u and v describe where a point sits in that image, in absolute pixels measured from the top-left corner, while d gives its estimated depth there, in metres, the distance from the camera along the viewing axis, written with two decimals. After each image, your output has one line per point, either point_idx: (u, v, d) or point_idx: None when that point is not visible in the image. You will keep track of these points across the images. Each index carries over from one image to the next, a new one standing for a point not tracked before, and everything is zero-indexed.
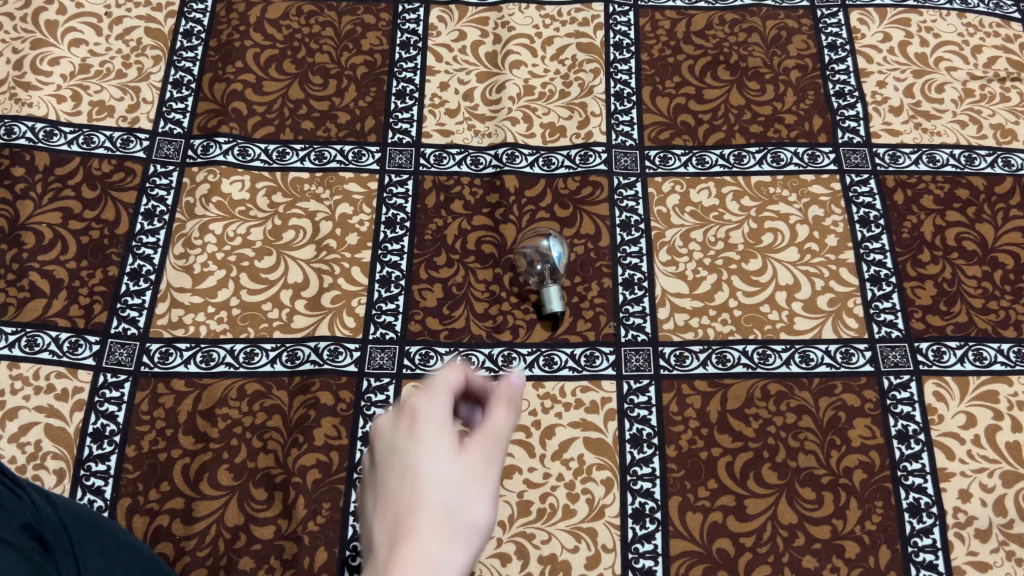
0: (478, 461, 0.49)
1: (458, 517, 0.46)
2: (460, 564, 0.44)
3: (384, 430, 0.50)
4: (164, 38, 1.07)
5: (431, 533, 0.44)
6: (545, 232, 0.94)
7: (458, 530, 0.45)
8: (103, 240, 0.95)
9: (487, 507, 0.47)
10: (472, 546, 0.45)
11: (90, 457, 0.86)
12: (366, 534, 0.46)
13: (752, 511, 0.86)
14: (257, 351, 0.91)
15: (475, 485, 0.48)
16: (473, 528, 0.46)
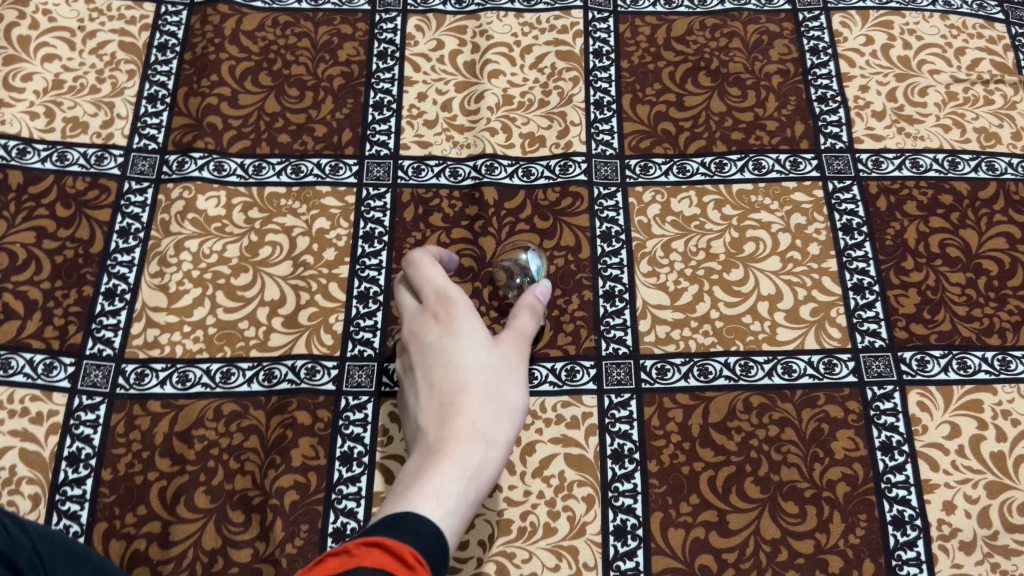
0: (502, 356, 0.79)
1: (494, 403, 0.76)
2: (503, 429, 0.75)
3: (427, 326, 0.80)
4: (138, 52, 1.06)
5: (479, 413, 0.74)
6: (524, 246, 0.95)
7: (498, 403, 0.76)
8: (77, 259, 0.94)
9: (516, 385, 0.78)
10: (513, 412, 0.77)
11: (66, 482, 0.85)
12: (426, 409, 0.76)
13: (735, 526, 0.86)
14: (234, 370, 0.90)
15: (499, 385, 0.77)
16: (510, 403, 0.77)
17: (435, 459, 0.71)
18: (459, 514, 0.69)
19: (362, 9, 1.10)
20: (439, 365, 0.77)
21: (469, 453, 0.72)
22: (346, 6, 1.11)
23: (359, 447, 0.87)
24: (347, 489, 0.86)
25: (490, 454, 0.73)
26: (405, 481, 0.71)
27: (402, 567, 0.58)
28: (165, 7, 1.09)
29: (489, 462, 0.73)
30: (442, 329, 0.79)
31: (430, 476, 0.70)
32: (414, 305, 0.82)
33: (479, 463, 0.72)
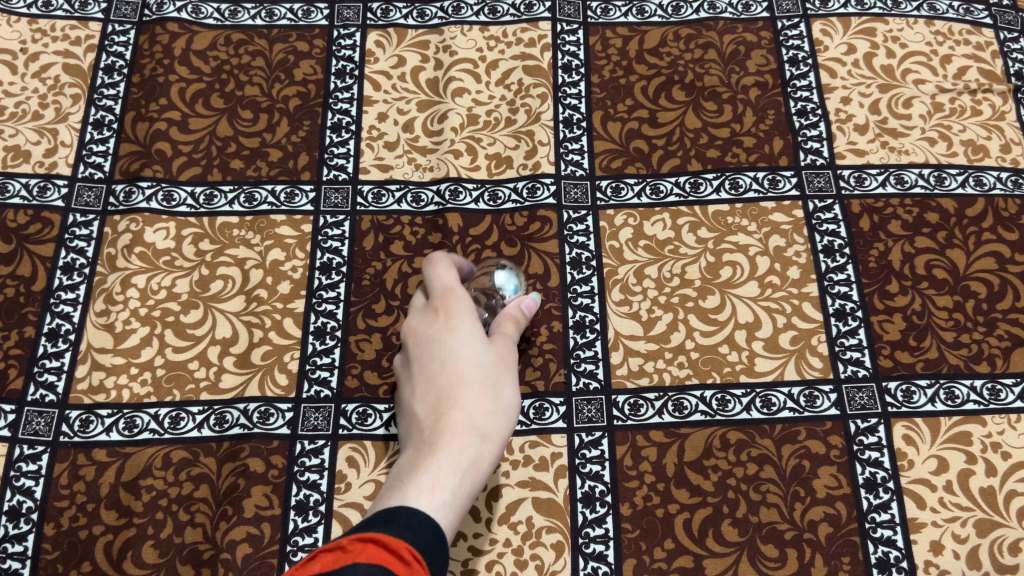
0: (500, 353, 0.78)
1: (490, 394, 0.75)
2: (500, 423, 0.75)
3: (428, 324, 0.79)
4: (83, 74, 1.01)
5: (477, 405, 0.74)
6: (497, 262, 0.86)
7: (496, 394, 0.76)
8: (19, 298, 0.90)
9: (511, 376, 0.77)
10: (510, 404, 0.76)
11: (7, 538, 0.81)
12: (422, 403, 0.76)
13: (711, 572, 0.81)
14: (183, 415, 0.85)
15: (496, 377, 0.76)
16: (507, 394, 0.76)
17: (430, 455, 0.71)
18: (455, 504, 0.69)
19: (320, 24, 1.05)
20: (436, 358, 0.77)
21: (467, 443, 0.72)
22: (302, 22, 1.06)
23: (315, 495, 0.83)
24: (303, 541, 0.81)
25: (487, 446, 0.73)
26: (399, 476, 0.71)
27: (399, 564, 0.58)
28: (112, 26, 1.04)
29: (487, 455, 0.73)
30: (442, 326, 0.78)
31: (424, 471, 0.70)
32: (422, 303, 0.82)
33: (478, 455, 0.72)
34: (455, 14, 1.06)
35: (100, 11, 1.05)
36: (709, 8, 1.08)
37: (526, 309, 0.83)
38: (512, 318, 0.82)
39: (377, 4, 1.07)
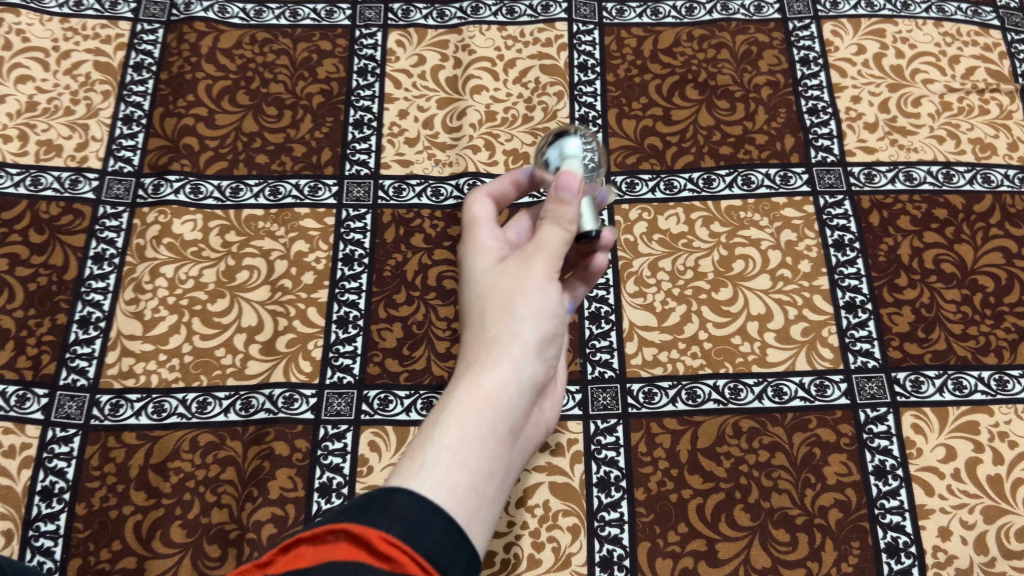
0: (508, 273, 0.63)
1: (509, 324, 0.61)
2: (508, 382, 0.59)
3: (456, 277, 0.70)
4: (113, 71, 1.04)
5: (493, 334, 0.61)
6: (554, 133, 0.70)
7: (517, 325, 0.61)
8: (51, 287, 0.93)
9: (535, 305, 0.61)
10: (526, 346, 0.60)
11: (39, 517, 0.83)
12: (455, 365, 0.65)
13: (724, 556, 0.83)
14: (210, 400, 0.88)
15: (517, 297, 0.62)
16: (528, 331, 0.61)
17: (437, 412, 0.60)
18: (447, 484, 0.53)
19: (342, 24, 1.08)
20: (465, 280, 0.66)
21: (466, 402, 0.57)
22: (325, 22, 1.08)
23: (338, 478, 0.85)
24: None
25: (489, 412, 0.57)
26: None
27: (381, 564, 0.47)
28: (141, 26, 1.07)
29: (487, 425, 0.57)
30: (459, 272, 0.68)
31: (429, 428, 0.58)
32: None
33: (475, 422, 0.56)
34: (474, 14, 1.09)
35: (130, 11, 1.08)
36: (721, 10, 1.10)
37: (557, 202, 0.62)
38: (551, 219, 0.62)
39: (398, 5, 1.10)
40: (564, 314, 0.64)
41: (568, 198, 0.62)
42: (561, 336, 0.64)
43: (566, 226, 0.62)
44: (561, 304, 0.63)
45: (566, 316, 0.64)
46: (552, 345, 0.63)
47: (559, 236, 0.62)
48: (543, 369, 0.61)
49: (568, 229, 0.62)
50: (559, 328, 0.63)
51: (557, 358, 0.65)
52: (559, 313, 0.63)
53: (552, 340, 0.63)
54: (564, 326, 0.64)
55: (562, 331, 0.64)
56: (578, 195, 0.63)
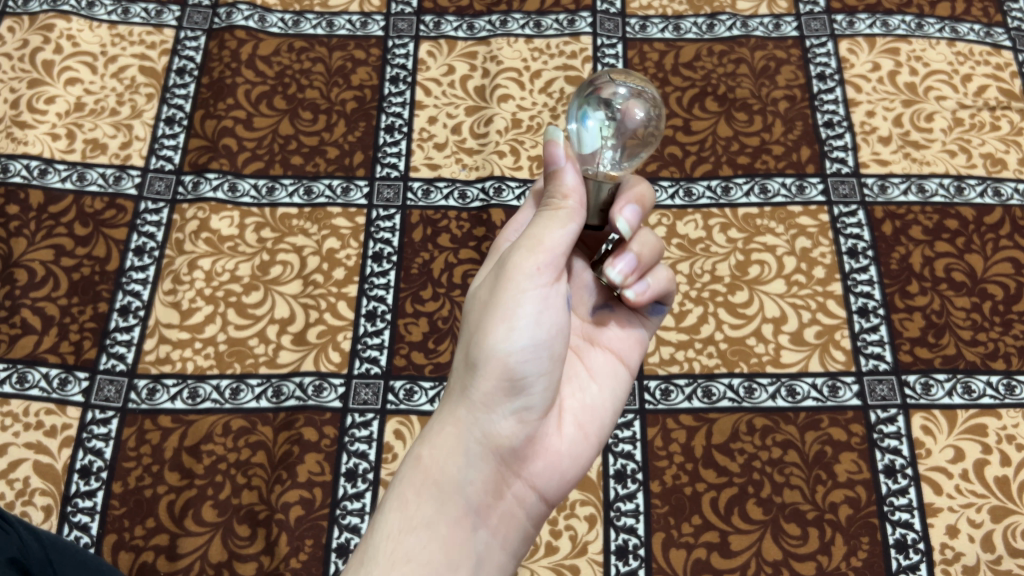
0: (478, 315, 0.62)
1: (455, 395, 0.62)
2: (447, 459, 0.60)
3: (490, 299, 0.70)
4: (157, 75, 1.09)
5: (441, 410, 0.63)
6: (602, 82, 0.54)
7: (460, 395, 0.62)
8: (93, 277, 0.97)
9: (476, 359, 0.61)
10: (468, 412, 0.61)
11: (78, 494, 0.87)
12: None
13: (737, 547, 0.86)
14: (243, 388, 0.92)
15: (465, 361, 0.62)
16: (471, 393, 0.61)
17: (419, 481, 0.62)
18: None
19: (376, 35, 1.13)
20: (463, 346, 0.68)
21: (404, 485, 0.59)
22: (360, 32, 1.13)
23: (364, 463, 0.88)
24: (351, 505, 0.87)
25: (427, 492, 0.58)
26: None
27: None
28: (184, 33, 1.12)
29: (426, 507, 0.58)
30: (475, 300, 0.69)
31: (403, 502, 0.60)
32: None
33: (413, 507, 0.58)
34: (502, 27, 1.14)
35: (174, 19, 1.13)
36: (741, 27, 1.14)
37: (551, 172, 0.56)
38: (545, 206, 0.57)
39: (429, 18, 1.14)
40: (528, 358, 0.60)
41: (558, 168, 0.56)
42: (537, 384, 0.61)
43: (557, 205, 0.57)
44: (524, 340, 0.60)
45: (538, 352, 0.60)
46: (514, 402, 0.61)
47: (552, 219, 0.57)
48: (498, 435, 0.61)
49: (565, 199, 0.56)
50: (527, 369, 0.60)
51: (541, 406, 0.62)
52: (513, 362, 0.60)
53: (510, 393, 0.61)
54: (537, 366, 0.60)
55: (536, 377, 0.61)
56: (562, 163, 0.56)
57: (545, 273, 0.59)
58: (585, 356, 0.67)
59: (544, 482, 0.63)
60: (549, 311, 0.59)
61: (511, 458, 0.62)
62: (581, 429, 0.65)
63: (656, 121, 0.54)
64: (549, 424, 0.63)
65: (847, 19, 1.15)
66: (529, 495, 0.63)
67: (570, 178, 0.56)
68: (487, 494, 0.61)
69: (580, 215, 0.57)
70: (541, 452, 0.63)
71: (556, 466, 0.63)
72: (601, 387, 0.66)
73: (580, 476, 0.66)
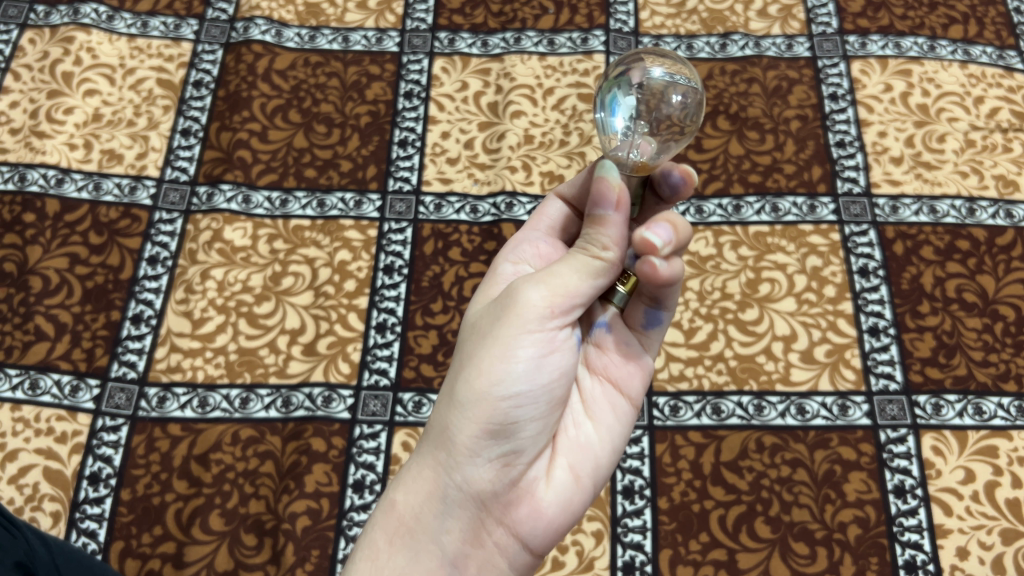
0: (471, 348, 0.61)
1: (439, 434, 0.61)
2: (424, 505, 0.61)
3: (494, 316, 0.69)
4: (174, 88, 1.10)
5: (424, 449, 0.62)
6: (636, 59, 0.57)
7: (443, 436, 0.60)
8: (107, 285, 0.98)
9: (461, 401, 0.60)
10: (448, 457, 0.60)
11: (86, 500, 0.87)
12: None
13: (744, 565, 0.85)
14: (252, 397, 0.92)
15: (449, 400, 0.61)
16: (452, 437, 0.60)
17: None
18: None
19: (391, 51, 1.14)
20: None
21: (377, 532, 0.61)
22: (375, 48, 1.14)
23: (371, 475, 0.89)
24: (358, 516, 0.86)
25: (399, 541, 0.60)
26: None
27: None
28: (202, 46, 1.14)
29: (397, 556, 0.60)
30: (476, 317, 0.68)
31: None
32: None
33: (385, 556, 0.60)
34: (515, 45, 1.15)
35: (192, 33, 1.15)
36: (753, 47, 1.15)
37: (597, 215, 0.57)
38: (583, 249, 0.58)
39: (444, 34, 1.15)
40: (511, 405, 0.59)
41: (606, 211, 0.57)
42: (522, 430, 0.60)
43: (592, 254, 0.58)
44: (515, 385, 0.59)
45: (527, 399, 0.60)
46: (496, 449, 0.60)
47: (585, 266, 0.58)
48: (479, 482, 0.60)
49: (604, 251, 0.57)
50: (512, 415, 0.59)
51: (526, 452, 0.61)
52: (497, 408, 0.59)
53: (493, 440, 0.60)
54: (527, 412, 0.60)
55: (522, 423, 0.60)
56: (613, 211, 0.57)
57: (551, 318, 0.59)
58: (583, 390, 0.66)
59: (528, 531, 0.62)
60: (547, 357, 0.60)
61: (492, 505, 0.61)
62: (572, 472, 0.64)
63: (690, 106, 0.56)
64: (535, 468, 0.62)
65: (859, 40, 1.15)
66: (512, 543, 0.62)
67: (613, 231, 0.57)
68: (464, 541, 0.61)
69: (614, 268, 0.58)
70: (526, 499, 0.62)
71: (540, 513, 0.62)
72: (598, 427, 0.66)
73: (570, 522, 0.64)
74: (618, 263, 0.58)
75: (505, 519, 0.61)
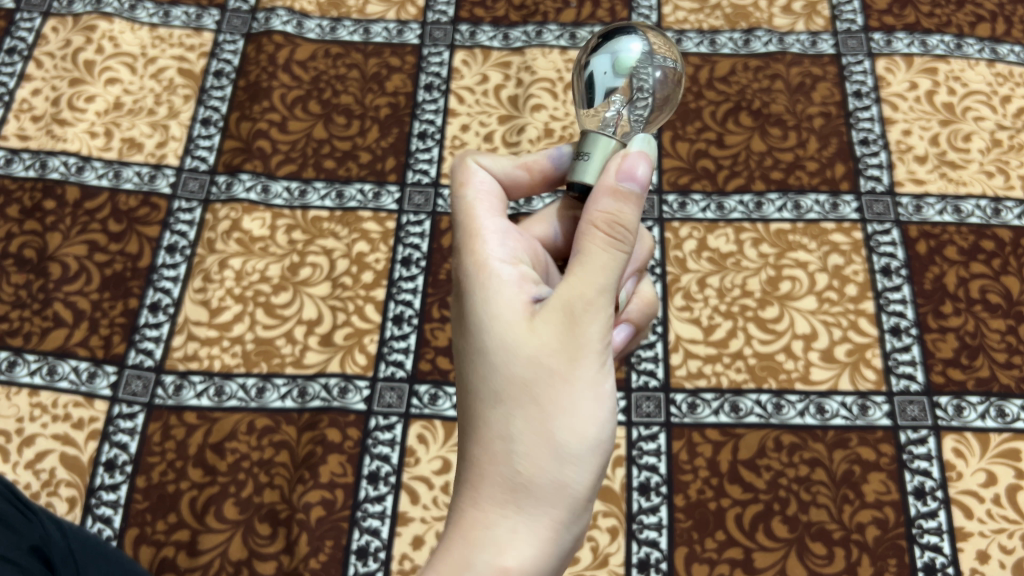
0: (566, 389, 0.54)
1: (534, 471, 0.54)
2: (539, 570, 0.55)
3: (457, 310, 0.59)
4: (195, 77, 1.10)
5: (501, 495, 0.54)
6: (612, 31, 0.56)
7: (540, 473, 0.54)
8: (125, 273, 0.98)
9: (578, 452, 0.54)
10: (567, 514, 0.55)
11: (102, 486, 0.87)
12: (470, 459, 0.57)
13: (761, 564, 0.84)
14: (268, 387, 0.92)
15: (542, 431, 0.54)
16: (573, 491, 0.55)
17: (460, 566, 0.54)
18: None
19: (412, 43, 1.14)
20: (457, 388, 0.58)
21: None
22: (395, 40, 1.14)
23: (386, 466, 0.88)
24: (372, 508, 0.86)
25: None
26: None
27: None
28: (223, 36, 1.14)
29: None
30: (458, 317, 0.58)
31: None
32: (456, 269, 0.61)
33: None
34: (537, 38, 1.14)
35: (214, 23, 1.15)
36: (777, 43, 1.14)
37: (628, 195, 0.52)
38: (619, 233, 0.53)
39: (465, 27, 1.15)
40: (610, 431, 0.56)
41: (635, 191, 0.52)
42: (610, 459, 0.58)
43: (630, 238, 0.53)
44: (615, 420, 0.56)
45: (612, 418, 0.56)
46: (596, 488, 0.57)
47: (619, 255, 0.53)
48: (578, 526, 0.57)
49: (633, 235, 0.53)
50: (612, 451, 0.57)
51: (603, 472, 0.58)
52: (597, 434, 0.55)
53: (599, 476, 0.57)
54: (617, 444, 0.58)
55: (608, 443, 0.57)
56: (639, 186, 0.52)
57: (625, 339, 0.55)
58: None
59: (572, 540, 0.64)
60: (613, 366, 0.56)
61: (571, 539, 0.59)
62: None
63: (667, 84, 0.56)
64: None
65: (885, 38, 1.14)
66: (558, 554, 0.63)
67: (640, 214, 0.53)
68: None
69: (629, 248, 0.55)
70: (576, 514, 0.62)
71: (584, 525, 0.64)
72: None
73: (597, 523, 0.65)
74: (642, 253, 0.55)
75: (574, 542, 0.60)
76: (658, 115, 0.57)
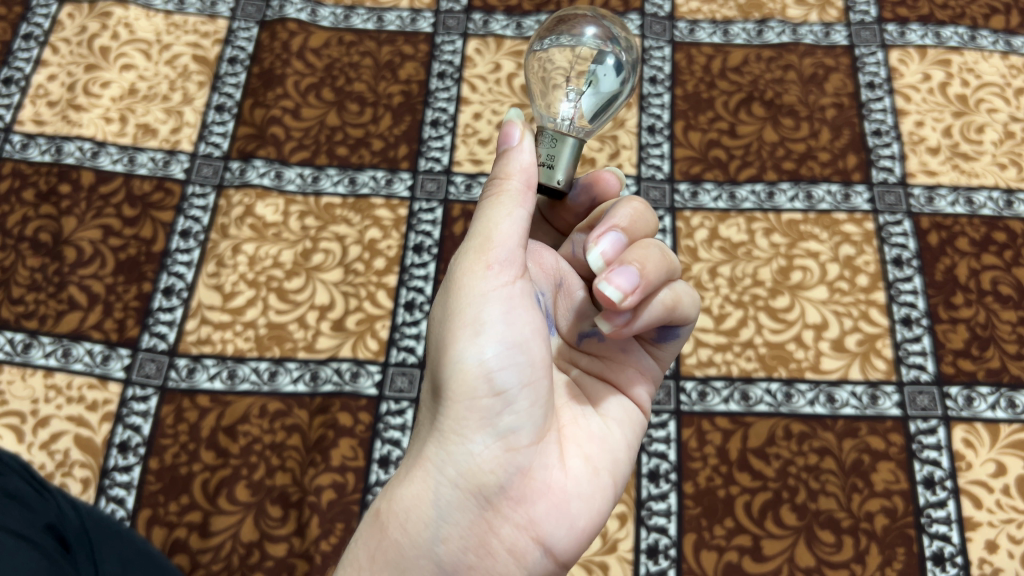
0: (443, 327, 0.57)
1: (427, 432, 0.58)
2: (420, 512, 0.56)
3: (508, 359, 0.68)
4: (209, 64, 1.11)
5: (419, 434, 0.59)
6: (572, 19, 0.58)
7: (429, 435, 0.57)
8: (139, 257, 0.98)
9: (446, 382, 0.56)
10: (443, 451, 0.56)
11: (115, 467, 0.88)
12: None
13: (769, 552, 0.85)
14: (280, 371, 0.92)
15: (431, 397, 0.58)
16: (444, 425, 0.56)
17: None
18: None
19: (425, 31, 1.14)
20: None
21: (359, 548, 0.57)
22: (409, 28, 1.14)
23: (397, 451, 0.89)
24: None
25: (380, 557, 0.56)
26: None
27: None
28: (238, 23, 1.14)
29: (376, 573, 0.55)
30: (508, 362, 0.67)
31: None
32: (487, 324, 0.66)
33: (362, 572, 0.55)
34: None
35: (228, 10, 1.15)
36: (790, 34, 1.14)
37: (503, 148, 0.54)
38: (490, 191, 0.55)
39: (478, 16, 1.15)
40: (491, 383, 0.55)
41: (511, 144, 0.53)
42: (515, 401, 0.56)
43: (500, 187, 0.54)
44: (487, 348, 0.55)
45: (507, 360, 0.55)
46: (492, 432, 0.56)
47: (495, 202, 0.54)
48: (480, 471, 0.56)
49: (508, 180, 0.54)
50: (506, 386, 0.55)
51: (526, 430, 0.56)
52: (474, 392, 0.55)
53: (497, 413, 0.55)
54: (517, 378, 0.55)
55: (513, 392, 0.55)
56: (521, 141, 0.53)
57: (497, 272, 0.56)
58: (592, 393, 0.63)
59: (549, 533, 0.56)
60: (512, 312, 0.56)
61: (499, 502, 0.56)
62: (589, 462, 0.58)
63: (623, 71, 0.59)
64: (546, 458, 0.57)
65: (898, 29, 1.14)
66: (530, 549, 0.56)
67: (523, 158, 0.53)
68: (466, 548, 0.55)
69: (526, 198, 0.54)
70: (541, 496, 0.56)
71: (563, 508, 0.56)
72: (603, 416, 0.62)
73: (594, 523, 0.58)
74: (531, 192, 0.54)
75: (517, 518, 0.56)
76: (613, 108, 0.60)
